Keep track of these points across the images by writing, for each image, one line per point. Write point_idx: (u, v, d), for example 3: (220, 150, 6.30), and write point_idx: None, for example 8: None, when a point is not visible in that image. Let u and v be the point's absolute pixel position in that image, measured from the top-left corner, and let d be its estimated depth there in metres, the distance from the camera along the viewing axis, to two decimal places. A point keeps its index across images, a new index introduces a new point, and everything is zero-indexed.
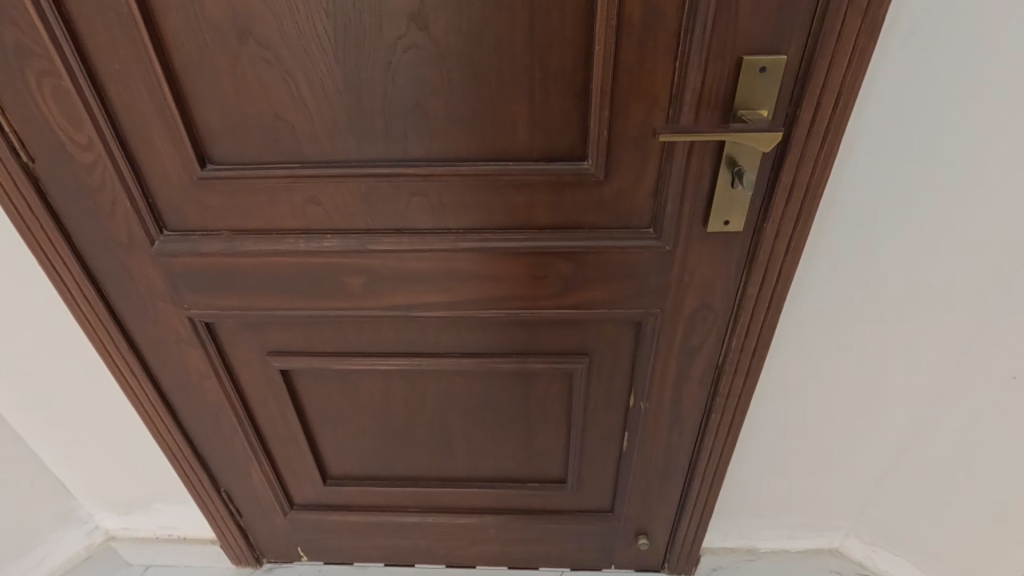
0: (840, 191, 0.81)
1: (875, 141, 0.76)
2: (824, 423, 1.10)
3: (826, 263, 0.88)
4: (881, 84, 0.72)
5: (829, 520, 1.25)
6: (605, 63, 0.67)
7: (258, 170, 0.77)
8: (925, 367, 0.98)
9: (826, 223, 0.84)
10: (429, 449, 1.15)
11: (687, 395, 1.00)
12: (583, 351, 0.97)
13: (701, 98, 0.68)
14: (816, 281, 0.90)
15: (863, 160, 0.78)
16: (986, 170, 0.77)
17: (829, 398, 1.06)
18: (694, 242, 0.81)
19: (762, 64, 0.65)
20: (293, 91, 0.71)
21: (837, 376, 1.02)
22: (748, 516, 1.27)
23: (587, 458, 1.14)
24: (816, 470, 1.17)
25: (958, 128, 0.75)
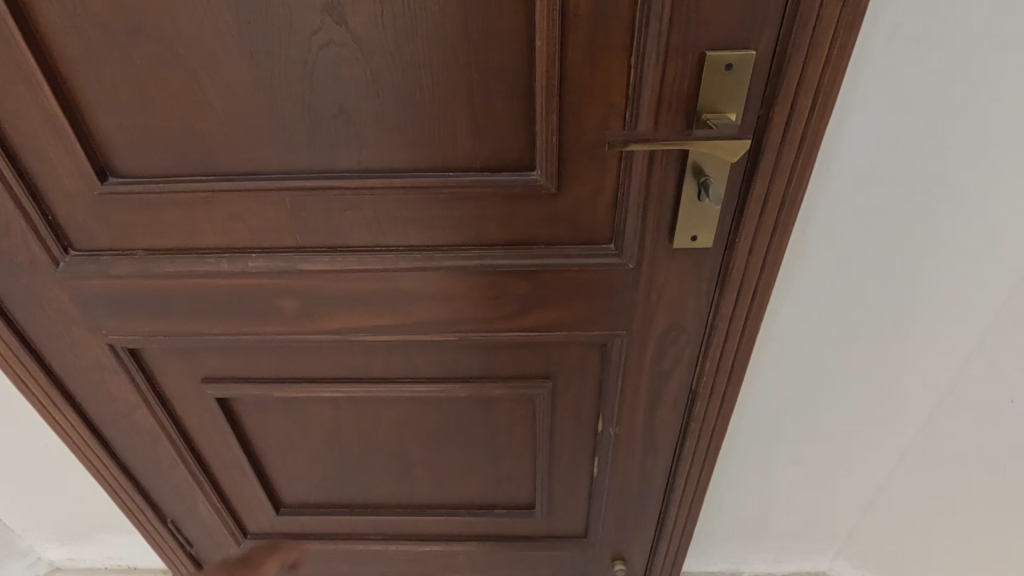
0: (820, 204, 0.72)
1: (860, 149, 0.68)
2: (806, 445, 1.03)
3: (805, 279, 0.80)
4: (865, 84, 0.63)
5: (816, 542, 1.18)
6: (550, 61, 0.58)
7: (167, 184, 0.69)
8: (912, 386, 0.91)
9: (807, 237, 0.75)
10: (387, 476, 1.07)
11: (660, 419, 0.93)
12: (546, 375, 0.89)
13: (661, 101, 0.60)
14: (795, 299, 0.82)
15: (848, 169, 0.69)
16: (981, 177, 0.69)
17: (810, 419, 0.99)
18: (660, 259, 0.73)
19: (729, 61, 0.57)
20: (198, 95, 0.63)
21: (819, 396, 0.95)
22: (730, 539, 1.20)
23: (556, 484, 1.07)
24: (799, 493, 1.10)
25: (951, 132, 0.66)
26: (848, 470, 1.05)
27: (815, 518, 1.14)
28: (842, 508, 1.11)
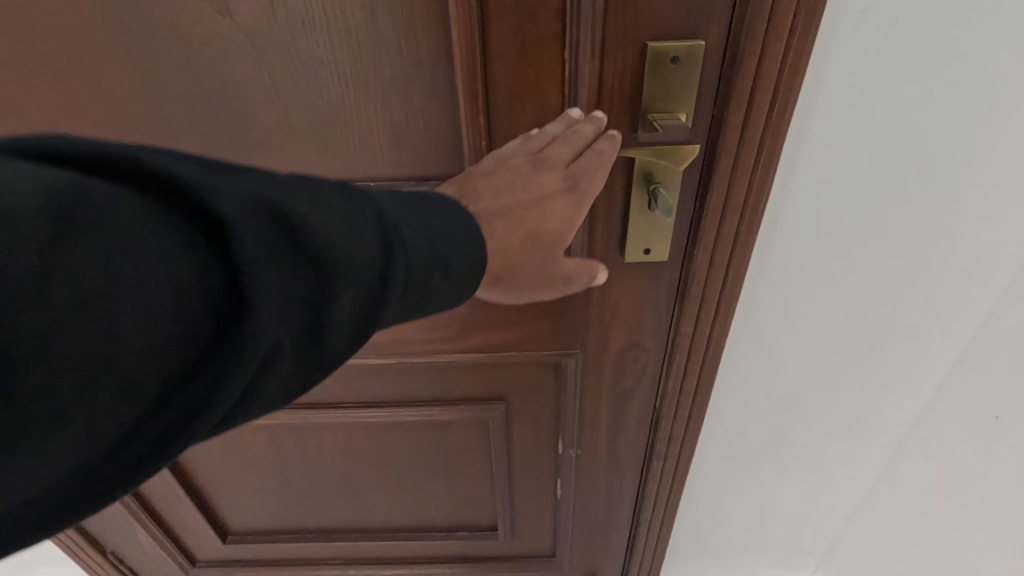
0: (787, 212, 0.64)
1: (831, 151, 0.60)
2: (782, 464, 0.95)
3: (773, 295, 0.72)
4: (832, 77, 0.55)
5: (795, 557, 1.12)
6: (470, 55, 0.51)
7: None
8: (892, 401, 0.84)
9: (773, 248, 0.67)
10: (338, 502, 1.00)
11: (623, 439, 0.86)
12: (499, 396, 0.82)
13: (601, 99, 0.52)
14: (762, 315, 0.74)
15: (818, 175, 0.61)
16: (962, 179, 0.62)
17: (785, 439, 0.91)
18: (612, 273, 0.66)
19: (675, 52, 0.49)
20: (71, 99, 0.55)
21: (795, 417, 0.88)
22: (707, 557, 1.13)
23: (519, 505, 1.00)
24: (777, 511, 1.03)
25: (931, 129, 0.58)
26: (827, 487, 0.98)
27: (794, 533, 1.07)
28: (822, 524, 1.05)
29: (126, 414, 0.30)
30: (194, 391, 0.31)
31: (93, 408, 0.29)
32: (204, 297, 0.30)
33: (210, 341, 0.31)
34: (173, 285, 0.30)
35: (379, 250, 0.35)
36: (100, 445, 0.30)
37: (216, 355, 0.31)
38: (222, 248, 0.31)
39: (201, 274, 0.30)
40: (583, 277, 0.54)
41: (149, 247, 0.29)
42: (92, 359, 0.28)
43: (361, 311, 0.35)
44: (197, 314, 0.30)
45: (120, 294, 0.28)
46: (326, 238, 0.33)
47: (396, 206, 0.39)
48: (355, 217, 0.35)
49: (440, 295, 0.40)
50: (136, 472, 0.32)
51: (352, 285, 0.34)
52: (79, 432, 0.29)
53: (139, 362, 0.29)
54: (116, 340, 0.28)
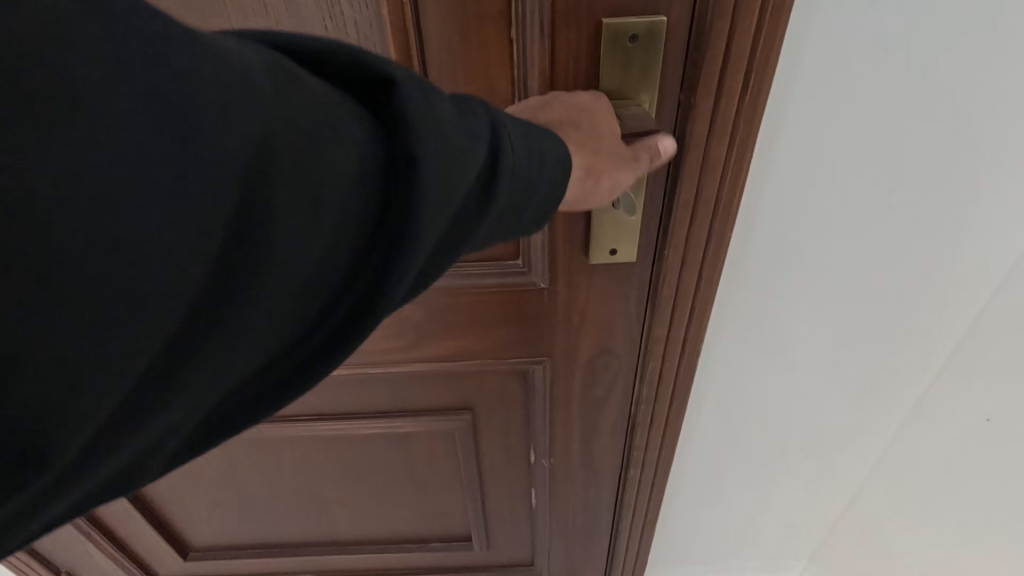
0: (765, 206, 0.59)
1: (813, 141, 0.54)
2: (766, 469, 0.91)
3: (751, 295, 0.66)
4: (811, 58, 0.49)
5: (780, 559, 1.09)
6: (406, 37, 0.45)
7: None
8: (878, 402, 0.80)
9: (750, 247, 0.61)
10: (302, 516, 0.95)
11: (597, 449, 0.81)
12: (464, 406, 0.77)
13: (554, 85, 0.47)
14: (740, 318, 0.68)
15: (798, 167, 0.56)
16: (951, 171, 0.56)
17: (768, 445, 0.86)
18: (578, 275, 0.60)
19: (633, 31, 0.44)
20: None
21: (778, 423, 0.83)
22: (691, 562, 1.09)
23: (493, 515, 0.96)
24: (761, 515, 0.99)
25: (919, 117, 0.53)
26: (813, 490, 0.94)
27: (780, 536, 1.04)
28: (807, 526, 1.01)
29: (314, 297, 0.31)
30: (371, 278, 0.32)
31: (294, 288, 0.29)
32: (380, 184, 0.31)
33: (383, 229, 0.32)
34: (355, 163, 0.30)
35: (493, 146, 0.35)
36: (291, 331, 0.31)
37: (383, 240, 0.31)
38: (393, 136, 0.32)
39: (377, 165, 0.31)
40: (655, 141, 0.44)
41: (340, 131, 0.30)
42: (299, 238, 0.28)
43: (494, 212, 0.36)
44: (373, 200, 0.31)
45: (320, 175, 0.29)
46: (470, 137, 0.34)
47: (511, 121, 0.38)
48: (488, 123, 0.35)
49: (544, 204, 0.38)
50: (315, 363, 0.33)
51: (490, 184, 0.34)
52: (279, 313, 0.29)
53: (329, 245, 0.30)
54: (317, 221, 0.29)
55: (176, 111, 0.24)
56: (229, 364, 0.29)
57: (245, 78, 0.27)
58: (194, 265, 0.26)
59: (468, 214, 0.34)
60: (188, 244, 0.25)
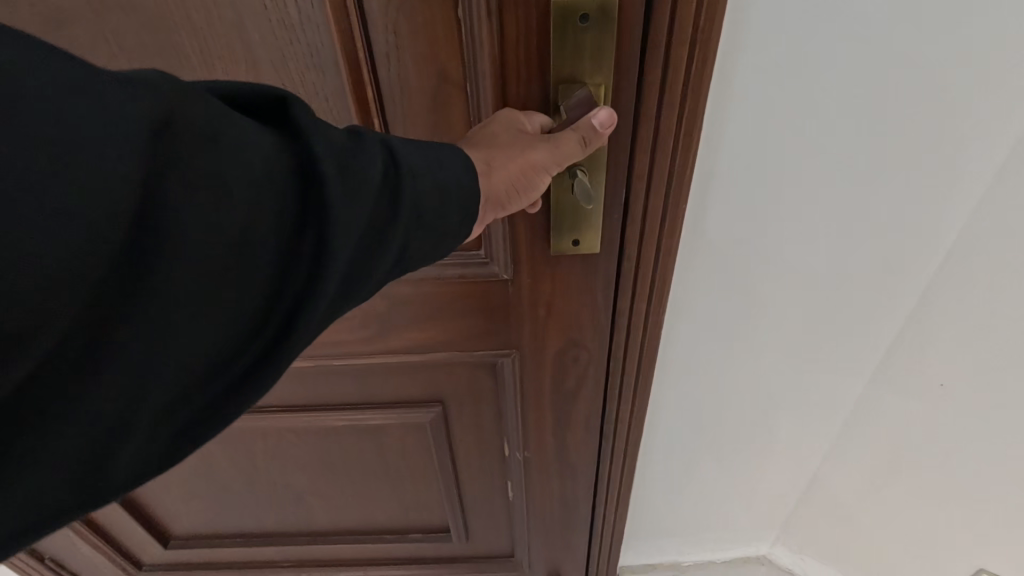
0: (720, 183, 0.57)
1: (768, 130, 0.53)
2: (738, 444, 0.88)
3: (709, 275, 0.65)
4: (763, 38, 0.48)
5: (751, 533, 1.07)
6: (346, 17, 0.44)
7: None
8: (853, 390, 0.78)
9: (706, 226, 0.60)
10: (280, 506, 0.95)
11: (572, 442, 0.80)
12: (435, 399, 0.76)
13: (505, 67, 0.45)
14: (697, 295, 0.67)
15: (753, 157, 0.55)
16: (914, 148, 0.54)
17: (733, 421, 0.84)
18: (541, 268, 0.59)
19: (584, 10, 0.41)
20: None
21: (748, 408, 0.82)
22: (668, 535, 1.08)
23: (471, 506, 0.95)
24: (737, 492, 0.97)
25: (881, 105, 0.52)
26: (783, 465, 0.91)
27: (751, 512, 1.02)
28: (777, 499, 0.98)
29: (216, 335, 0.29)
30: (278, 310, 0.31)
31: (189, 325, 0.28)
32: (282, 213, 0.31)
33: (286, 259, 0.31)
34: (256, 180, 0.30)
35: (397, 169, 0.35)
36: (193, 370, 0.29)
37: (284, 262, 0.31)
38: (296, 164, 0.31)
39: (279, 192, 0.30)
40: (585, 120, 0.43)
41: (239, 157, 0.29)
42: (192, 269, 0.27)
43: (408, 235, 0.35)
44: (277, 228, 0.30)
45: (210, 204, 0.28)
46: (374, 165, 0.34)
47: (419, 146, 0.38)
48: (395, 151, 0.36)
49: (456, 223, 0.38)
50: (224, 403, 0.32)
51: (398, 209, 0.34)
52: (181, 349, 0.28)
53: (227, 278, 0.29)
54: (212, 252, 0.28)
55: (55, 133, 0.23)
56: (131, 383, 0.28)
57: (138, 100, 0.26)
58: (85, 285, 0.24)
59: (379, 240, 0.34)
60: (83, 261, 0.24)
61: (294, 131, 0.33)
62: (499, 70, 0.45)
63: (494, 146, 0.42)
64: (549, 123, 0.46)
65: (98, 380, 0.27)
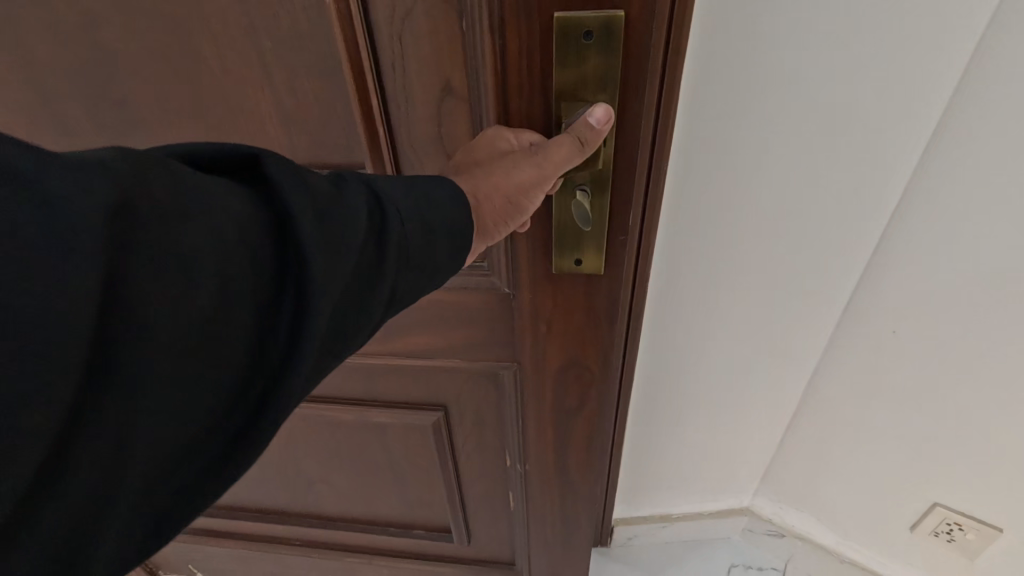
0: (702, 131, 0.58)
1: (741, 135, 0.58)
2: (725, 377, 0.82)
3: (692, 227, 0.66)
4: (738, 54, 0.53)
5: (735, 482, 1.00)
6: (352, 28, 0.44)
7: None
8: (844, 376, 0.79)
9: (690, 180, 0.62)
10: (293, 488, 0.99)
11: (574, 458, 0.78)
12: (438, 403, 0.77)
13: (507, 83, 0.44)
14: (686, 236, 0.67)
15: (728, 159, 0.60)
16: (895, 113, 0.55)
17: (722, 353, 0.79)
18: (543, 286, 0.57)
19: (587, 26, 0.39)
20: None
21: (739, 392, 0.84)
22: (656, 493, 1.03)
23: (472, 510, 0.95)
24: (729, 442, 0.92)
25: (852, 119, 0.56)
26: (775, 398, 0.84)
27: (739, 460, 0.95)
28: (764, 442, 0.92)
29: (203, 395, 0.29)
30: (266, 363, 0.31)
31: (170, 390, 0.27)
32: (263, 262, 0.31)
33: (272, 307, 0.31)
34: (237, 240, 0.29)
35: (374, 210, 0.36)
36: (180, 434, 0.29)
37: (271, 317, 0.31)
38: (273, 216, 0.31)
39: (260, 242, 0.30)
40: (578, 122, 0.42)
41: (214, 215, 0.29)
42: (169, 336, 0.27)
43: (396, 270, 0.36)
44: (261, 276, 0.30)
45: (186, 266, 0.27)
46: (357, 203, 0.34)
47: (402, 181, 0.39)
48: (376, 188, 0.37)
49: (444, 254, 0.39)
50: (220, 463, 0.31)
51: (387, 242, 0.35)
52: (170, 419, 0.28)
53: (210, 335, 0.28)
54: (191, 315, 0.27)
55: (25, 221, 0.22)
56: (118, 461, 0.27)
57: (111, 172, 0.25)
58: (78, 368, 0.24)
59: (369, 280, 0.35)
60: (77, 344, 0.23)
61: (265, 186, 0.32)
62: (500, 86, 0.44)
63: (488, 172, 0.42)
64: (547, 138, 0.45)
65: (85, 464, 0.26)
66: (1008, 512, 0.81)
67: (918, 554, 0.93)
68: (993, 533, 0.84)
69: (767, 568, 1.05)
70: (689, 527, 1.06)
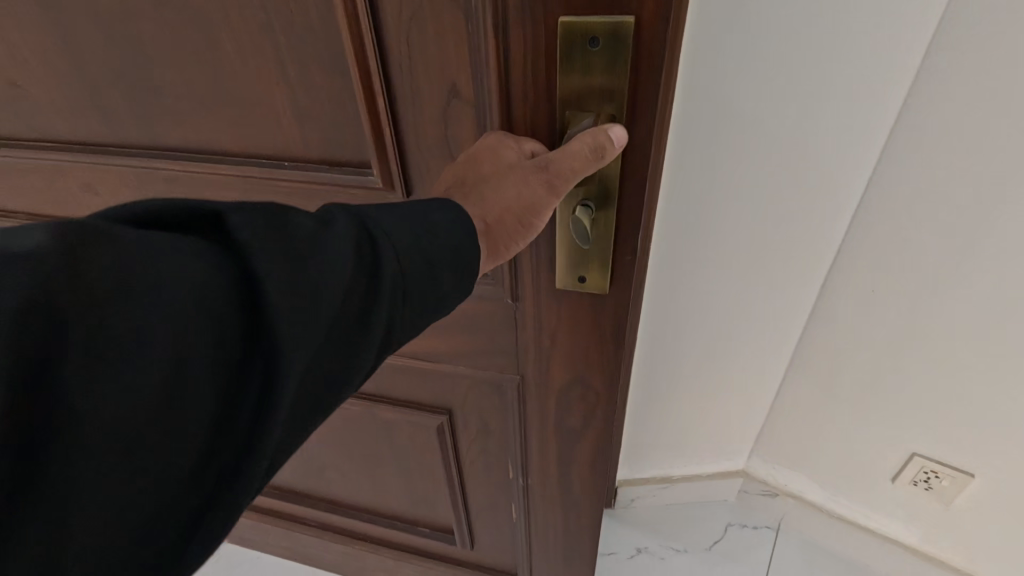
0: (697, 103, 0.62)
1: (735, 120, 0.62)
2: (721, 347, 0.86)
3: (689, 205, 0.70)
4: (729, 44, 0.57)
5: (731, 445, 1.03)
6: (359, 28, 0.43)
7: (22, 144, 0.64)
8: (839, 340, 0.83)
9: (686, 161, 0.67)
10: (306, 470, 1.02)
11: (576, 475, 0.75)
12: (442, 405, 0.76)
13: (512, 89, 0.42)
14: (684, 209, 0.71)
15: (722, 143, 0.64)
16: (876, 96, 0.59)
17: (719, 313, 0.82)
18: (546, 300, 0.55)
19: (593, 32, 0.37)
20: (20, 55, 0.56)
21: (735, 359, 0.88)
22: (656, 455, 1.05)
23: (475, 514, 0.94)
24: (728, 405, 0.96)
25: (839, 101, 0.60)
26: (767, 352, 0.87)
27: (737, 422, 0.99)
28: (759, 401, 0.94)
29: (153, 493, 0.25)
30: (230, 449, 0.27)
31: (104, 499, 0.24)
32: (227, 337, 0.26)
33: (236, 385, 0.27)
34: (197, 320, 0.25)
35: (364, 258, 0.32)
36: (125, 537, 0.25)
37: (237, 399, 0.27)
38: (243, 280, 0.27)
39: (222, 310, 0.26)
40: (600, 135, 0.38)
41: (164, 288, 0.24)
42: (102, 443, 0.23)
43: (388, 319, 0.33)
44: (224, 356, 0.26)
45: (129, 365, 0.23)
46: (342, 252, 0.30)
47: (400, 211, 0.35)
48: (371, 227, 0.33)
49: (441, 298, 0.36)
50: None
51: (379, 292, 0.32)
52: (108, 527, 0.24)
53: (158, 431, 0.24)
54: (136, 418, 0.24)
55: None
56: None
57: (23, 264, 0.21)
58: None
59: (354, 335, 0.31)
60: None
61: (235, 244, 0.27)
62: (504, 91, 0.42)
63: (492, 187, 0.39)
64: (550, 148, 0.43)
65: None
66: (985, 461, 0.84)
67: (903, 508, 0.97)
68: (966, 480, 0.87)
69: (760, 526, 1.09)
70: (687, 489, 1.09)
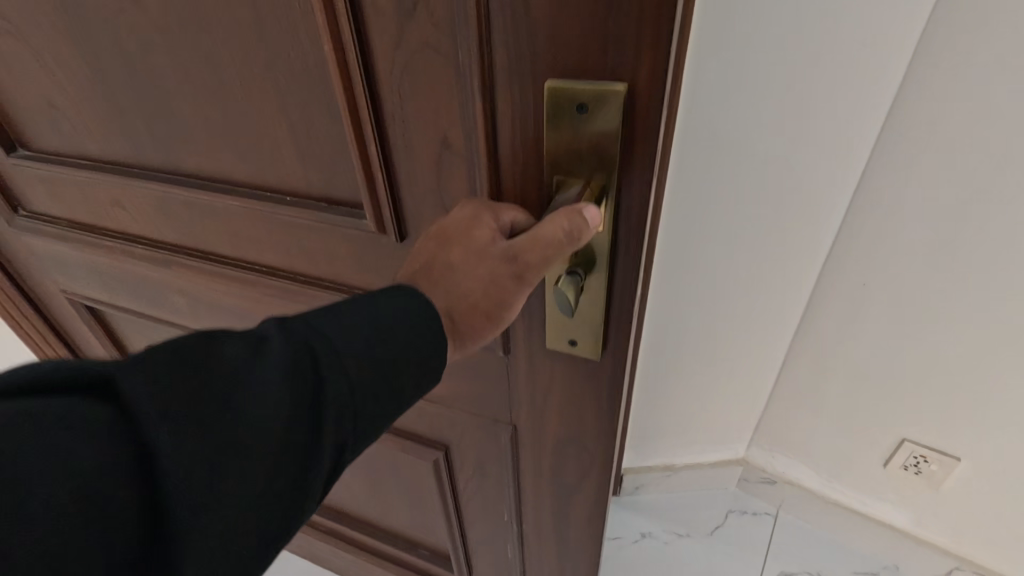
0: (701, 104, 0.68)
1: (735, 121, 0.68)
2: (722, 334, 0.92)
3: (692, 198, 0.76)
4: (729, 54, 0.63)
5: (731, 433, 1.09)
6: (351, 80, 0.42)
7: (60, 159, 0.67)
8: (836, 331, 0.90)
9: (690, 157, 0.72)
10: None
11: (572, 527, 0.71)
12: (440, 440, 0.74)
13: (501, 146, 0.40)
14: (686, 202, 0.77)
15: (723, 143, 0.70)
16: (863, 101, 0.65)
17: (720, 308, 0.89)
18: (539, 357, 0.52)
19: (582, 98, 0.34)
20: (57, 79, 0.59)
21: (735, 350, 0.94)
22: (663, 443, 1.12)
23: (472, 547, 0.92)
24: (730, 394, 1.01)
25: (831, 102, 0.65)
26: (764, 340, 0.93)
27: (742, 410, 1.05)
28: (759, 387, 1.00)
29: None
30: None
31: None
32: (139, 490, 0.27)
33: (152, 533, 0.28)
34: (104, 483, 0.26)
35: (299, 381, 0.32)
36: None
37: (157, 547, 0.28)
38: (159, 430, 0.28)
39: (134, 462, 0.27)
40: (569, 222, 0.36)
41: (67, 454, 0.26)
42: None
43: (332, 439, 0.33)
44: (139, 501, 0.27)
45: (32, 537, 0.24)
46: (267, 381, 0.31)
47: (349, 318, 0.35)
48: (309, 343, 0.33)
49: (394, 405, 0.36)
50: None
51: (315, 413, 0.32)
52: None
53: None
54: None
55: None
56: None
57: None
58: None
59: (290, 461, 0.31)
60: None
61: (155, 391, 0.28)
62: (494, 147, 0.40)
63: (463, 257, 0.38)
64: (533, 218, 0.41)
65: None
66: (964, 443, 0.93)
67: (892, 490, 1.04)
68: (951, 464, 0.96)
69: (760, 513, 1.17)
70: (691, 476, 1.16)
